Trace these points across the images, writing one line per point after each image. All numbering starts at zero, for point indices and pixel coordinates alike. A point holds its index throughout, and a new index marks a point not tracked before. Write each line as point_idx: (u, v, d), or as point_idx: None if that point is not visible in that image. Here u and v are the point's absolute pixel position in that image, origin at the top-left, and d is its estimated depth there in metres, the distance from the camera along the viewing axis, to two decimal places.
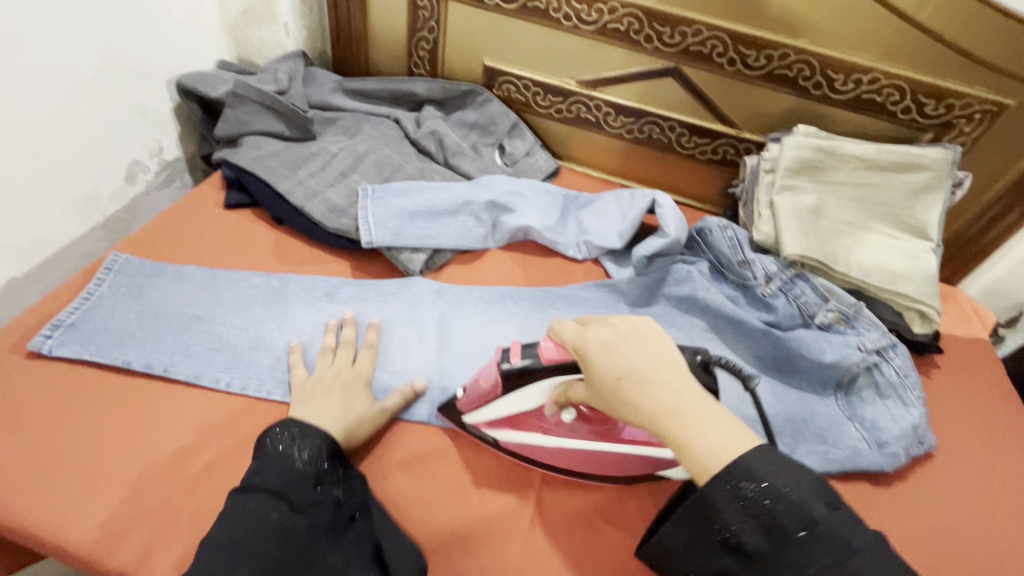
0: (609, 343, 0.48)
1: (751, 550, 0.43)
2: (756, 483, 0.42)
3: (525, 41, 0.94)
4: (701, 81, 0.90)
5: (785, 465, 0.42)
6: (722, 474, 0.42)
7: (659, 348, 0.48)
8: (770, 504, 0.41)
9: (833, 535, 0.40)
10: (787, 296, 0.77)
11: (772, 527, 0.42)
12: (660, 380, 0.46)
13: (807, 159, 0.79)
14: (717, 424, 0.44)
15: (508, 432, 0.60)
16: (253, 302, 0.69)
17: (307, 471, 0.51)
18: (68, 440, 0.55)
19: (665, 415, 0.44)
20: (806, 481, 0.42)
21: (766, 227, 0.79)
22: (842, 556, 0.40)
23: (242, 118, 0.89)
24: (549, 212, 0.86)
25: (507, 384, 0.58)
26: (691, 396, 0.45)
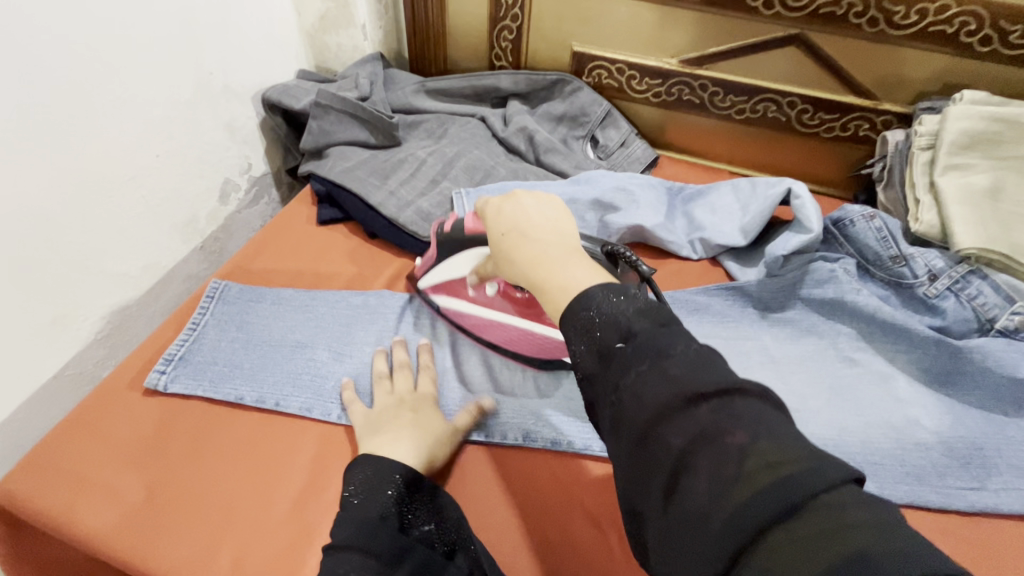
0: (503, 206, 0.48)
1: (587, 375, 0.36)
2: (592, 306, 0.36)
3: (619, 21, 0.85)
4: (832, 47, 0.78)
5: (621, 288, 0.37)
6: (568, 308, 0.38)
7: (549, 215, 0.47)
8: (604, 318, 0.36)
9: (653, 342, 0.34)
10: (958, 296, 0.65)
11: (600, 346, 0.35)
12: (534, 237, 0.44)
13: (980, 130, 0.66)
14: (577, 265, 0.41)
15: (444, 297, 0.67)
16: (356, 326, 0.66)
17: (397, 512, 0.46)
18: (191, 475, 0.54)
19: (528, 265, 0.43)
20: (634, 299, 0.36)
21: (928, 215, 0.67)
22: (657, 360, 0.33)
23: (326, 128, 0.86)
24: (658, 208, 0.78)
25: (441, 250, 0.65)
26: (559, 249, 0.43)
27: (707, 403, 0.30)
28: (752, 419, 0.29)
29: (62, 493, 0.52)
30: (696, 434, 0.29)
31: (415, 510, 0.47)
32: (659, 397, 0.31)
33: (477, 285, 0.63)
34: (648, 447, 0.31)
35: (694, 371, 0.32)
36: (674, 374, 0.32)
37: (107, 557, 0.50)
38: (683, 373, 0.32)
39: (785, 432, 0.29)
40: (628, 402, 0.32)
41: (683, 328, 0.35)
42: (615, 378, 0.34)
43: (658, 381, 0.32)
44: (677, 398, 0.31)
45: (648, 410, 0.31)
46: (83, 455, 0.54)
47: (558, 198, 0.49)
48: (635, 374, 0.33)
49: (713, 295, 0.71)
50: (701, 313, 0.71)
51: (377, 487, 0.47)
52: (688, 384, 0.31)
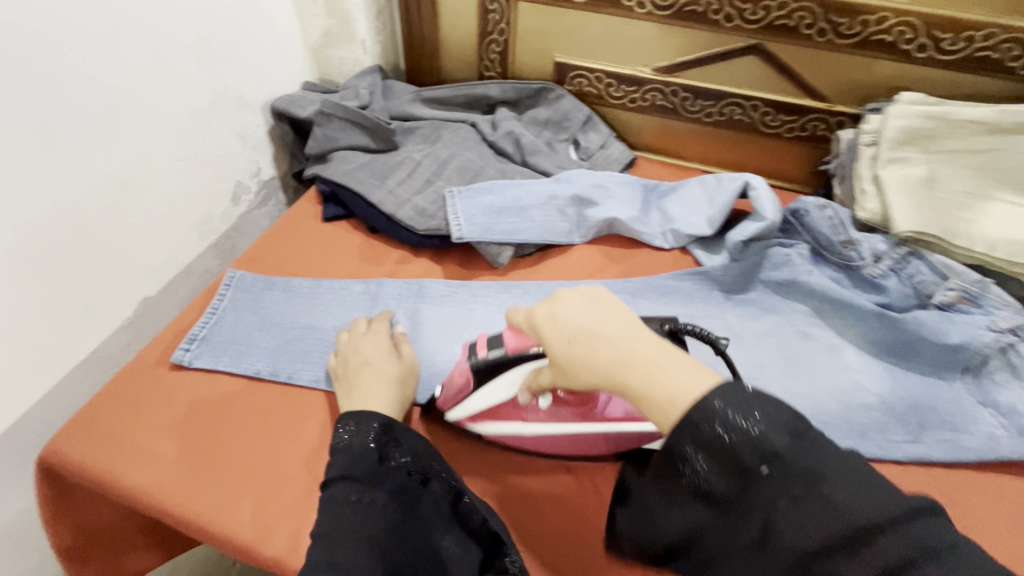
0: (558, 308, 0.48)
1: (715, 489, 0.40)
2: (725, 427, 0.39)
3: (596, 34, 0.94)
4: (787, 56, 0.86)
5: (745, 397, 0.40)
6: (683, 419, 0.41)
7: (608, 305, 0.49)
8: (736, 440, 0.39)
9: (801, 464, 0.38)
10: (899, 275, 0.73)
11: (735, 464, 0.39)
12: (609, 339, 0.46)
13: (916, 127, 0.74)
14: (677, 363, 0.44)
15: (490, 424, 0.63)
16: (358, 309, 0.73)
17: (377, 451, 0.54)
18: (215, 435, 0.61)
19: (616, 364, 0.45)
20: (765, 411, 0.39)
21: (872, 204, 0.75)
22: (813, 484, 0.37)
23: (330, 135, 0.94)
24: (632, 203, 0.85)
25: (478, 376, 0.61)
26: (641, 343, 0.45)
27: (883, 534, 0.35)
28: (928, 543, 0.35)
29: (104, 452, 0.59)
30: (882, 568, 0.34)
31: (392, 446, 0.55)
32: (823, 529, 0.36)
33: (529, 401, 0.60)
34: (816, 567, 0.36)
35: (857, 496, 0.36)
36: (842, 504, 0.36)
37: (144, 505, 0.57)
38: (847, 500, 0.36)
39: (957, 543, 0.35)
40: (785, 528, 0.37)
41: (821, 437, 0.39)
42: (767, 500, 0.38)
43: (820, 511, 0.36)
44: (850, 530, 0.35)
45: (810, 536, 0.36)
46: (119, 421, 0.61)
47: (599, 286, 0.50)
48: (791, 502, 0.37)
49: (682, 280, 0.79)
50: (670, 295, 0.78)
51: (358, 431, 0.54)
52: (858, 512, 0.36)
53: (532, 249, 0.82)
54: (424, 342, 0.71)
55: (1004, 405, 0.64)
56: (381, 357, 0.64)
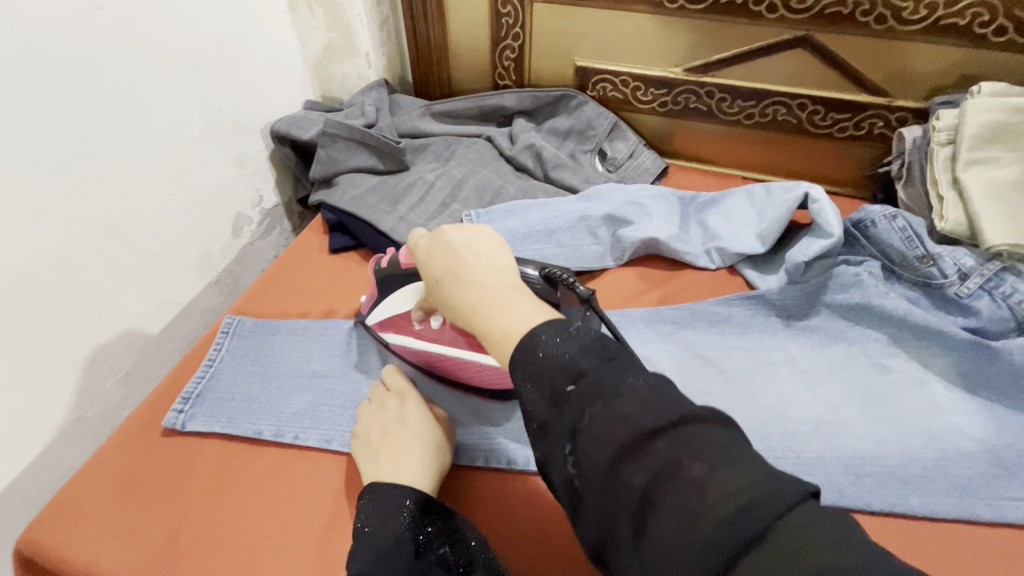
0: (432, 246, 0.48)
1: (540, 423, 0.36)
2: (543, 350, 0.36)
3: (621, 33, 0.85)
4: (841, 47, 0.76)
5: (566, 325, 0.38)
6: (514, 350, 0.38)
7: (484, 250, 0.46)
8: (554, 362, 0.36)
9: (603, 381, 0.34)
10: (993, 295, 0.62)
11: (550, 390, 0.35)
12: (467, 277, 0.44)
13: (1002, 122, 0.64)
14: (524, 305, 0.41)
15: (390, 335, 0.63)
16: (370, 354, 0.65)
17: (412, 538, 0.46)
18: (212, 517, 0.53)
19: (467, 306, 0.43)
20: (585, 338, 0.37)
21: (953, 212, 0.65)
22: (609, 397, 0.33)
23: (335, 157, 0.87)
24: (671, 219, 0.76)
25: (381, 285, 0.63)
26: (490, 288, 0.43)
27: (659, 437, 0.31)
28: (706, 446, 0.30)
29: (85, 543, 0.51)
30: (657, 471, 0.30)
31: (430, 531, 0.47)
32: (617, 435, 0.32)
33: (422, 319, 0.60)
34: (610, 483, 0.31)
35: (644, 404, 0.32)
36: (627, 412, 0.32)
37: None
38: (635, 407, 0.32)
39: (732, 446, 0.30)
40: (586, 444, 0.33)
41: (634, 362, 0.36)
42: (574, 419, 0.34)
43: (609, 420, 0.32)
44: (635, 435, 0.31)
45: (608, 450, 0.32)
46: (109, 496, 0.54)
47: (495, 232, 0.48)
48: (591, 417, 0.33)
49: (734, 305, 0.69)
50: (722, 324, 0.69)
51: (391, 513, 0.47)
52: (638, 420, 0.32)
53: None
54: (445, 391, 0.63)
55: None
56: (411, 413, 0.55)
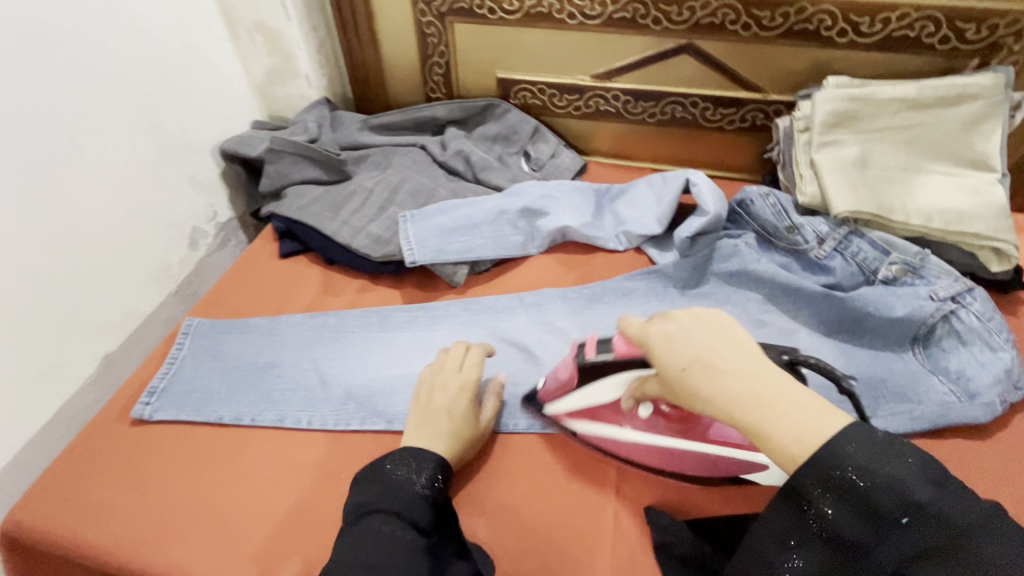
0: (673, 334, 0.45)
1: (846, 538, 0.41)
2: (846, 469, 0.40)
3: (533, 47, 0.95)
4: (718, 51, 0.88)
5: (872, 439, 0.40)
6: (810, 463, 0.40)
7: (724, 338, 0.45)
8: (860, 481, 0.39)
9: (943, 519, 0.38)
10: (844, 255, 0.74)
11: (865, 507, 0.40)
12: (727, 370, 0.43)
13: (843, 110, 0.76)
14: (795, 408, 0.41)
15: (587, 423, 0.61)
16: (316, 342, 0.73)
17: (425, 495, 0.54)
18: (177, 489, 0.61)
19: (736, 406, 0.42)
20: (901, 461, 0.40)
21: (811, 187, 0.77)
22: (935, 519, 0.38)
23: (282, 171, 0.95)
24: (583, 209, 0.87)
25: (580, 376, 0.60)
26: (760, 381, 0.42)
27: (967, 541, 0.38)
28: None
29: (65, 517, 0.59)
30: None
31: (441, 492, 0.55)
32: (944, 566, 0.38)
33: (629, 409, 0.58)
34: None
35: (960, 518, 0.38)
36: (982, 554, 0.37)
37: (106, 564, 0.57)
38: (959, 526, 0.38)
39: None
40: (912, 565, 0.38)
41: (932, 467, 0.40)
42: (897, 546, 0.39)
43: (943, 547, 0.38)
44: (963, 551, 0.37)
45: (934, 567, 0.38)
46: (85, 476, 0.61)
47: (721, 311, 0.47)
48: (925, 549, 0.38)
49: (637, 280, 0.79)
50: (627, 297, 0.79)
51: (417, 471, 0.55)
52: (962, 529, 0.38)
53: (489, 264, 0.82)
54: (384, 368, 0.70)
55: (954, 371, 0.65)
56: (455, 403, 0.62)
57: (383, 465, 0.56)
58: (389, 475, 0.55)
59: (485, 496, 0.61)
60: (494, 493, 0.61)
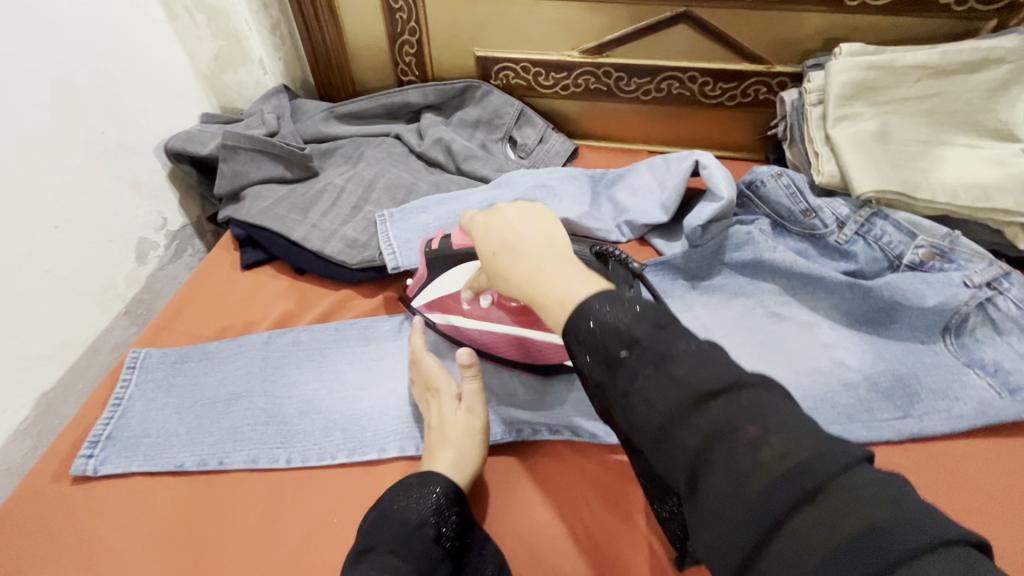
0: (490, 223, 0.49)
1: (598, 383, 0.38)
2: (592, 316, 0.38)
3: (515, 21, 0.86)
4: (718, 20, 0.81)
5: (620, 297, 0.39)
6: (569, 316, 0.40)
7: (531, 227, 0.48)
8: (603, 331, 0.37)
9: (654, 348, 0.35)
10: (866, 239, 0.69)
11: (603, 356, 0.37)
12: (525, 251, 0.46)
13: (860, 80, 0.70)
14: (575, 275, 0.43)
15: (439, 315, 0.65)
16: (293, 365, 0.64)
17: (421, 523, 0.48)
18: (132, 559, 0.51)
19: (521, 280, 0.44)
20: (633, 307, 0.38)
21: (828, 166, 0.71)
22: (660, 361, 0.34)
23: (238, 170, 0.84)
24: (582, 198, 0.79)
25: (430, 267, 0.63)
26: (548, 260, 0.44)
27: (715, 400, 0.32)
28: (756, 409, 0.32)
29: None
30: (709, 432, 0.32)
31: (445, 519, 0.49)
32: (669, 400, 0.33)
33: (472, 299, 0.61)
34: (665, 444, 0.33)
35: (697, 369, 0.33)
36: (681, 374, 0.33)
37: None
38: (689, 372, 0.33)
39: (785, 411, 0.32)
40: (638, 403, 0.34)
41: (686, 330, 0.37)
42: (627, 384, 0.36)
43: (666, 384, 0.33)
44: (689, 399, 0.33)
45: (660, 411, 0.33)
46: (22, 547, 0.52)
47: (542, 205, 0.51)
48: (643, 379, 0.35)
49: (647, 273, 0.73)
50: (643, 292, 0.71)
51: (416, 496, 0.49)
52: (691, 382, 0.33)
53: None
54: (371, 391, 0.62)
55: (991, 364, 0.60)
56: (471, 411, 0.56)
57: (385, 496, 0.50)
58: (391, 508, 0.49)
59: (499, 517, 0.55)
60: (511, 517, 0.55)
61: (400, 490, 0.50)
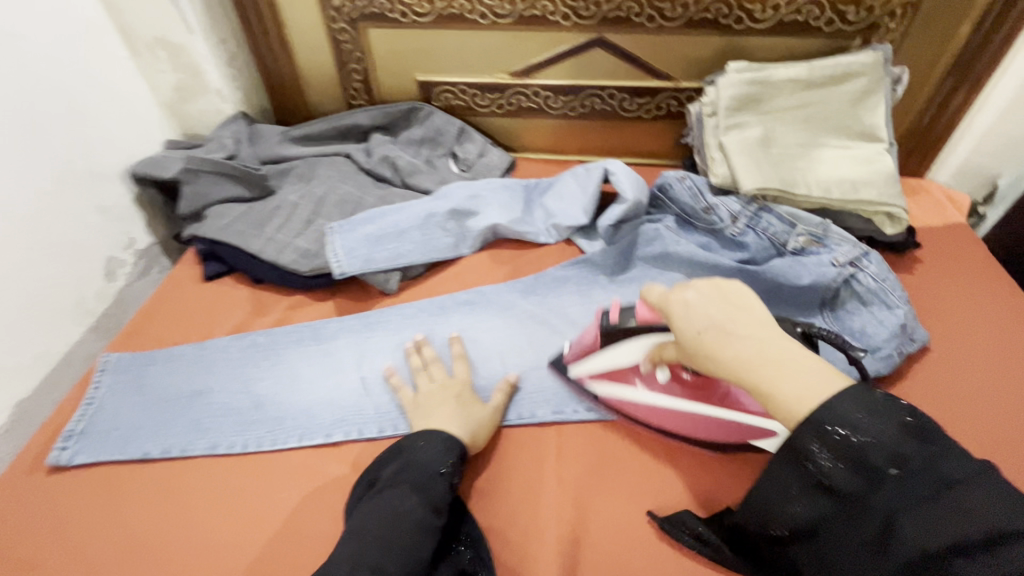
0: (688, 301, 0.47)
1: (842, 491, 0.42)
2: (847, 427, 0.41)
3: (449, 49, 0.95)
4: (628, 43, 0.91)
5: (879, 405, 0.41)
6: (811, 421, 0.41)
7: (750, 305, 0.46)
8: (861, 441, 0.40)
9: (929, 469, 0.39)
10: (756, 230, 0.79)
11: (859, 463, 0.41)
12: (741, 335, 0.44)
13: (744, 94, 0.81)
14: (804, 379, 0.42)
15: (607, 384, 0.67)
16: (249, 363, 0.72)
17: (442, 471, 0.57)
18: (102, 535, 0.58)
19: (742, 367, 0.43)
20: (893, 418, 0.41)
21: (721, 168, 0.81)
22: (945, 488, 0.38)
23: (200, 191, 0.92)
24: (513, 205, 0.88)
25: (606, 338, 0.65)
26: (770, 346, 0.44)
27: (1015, 540, 0.35)
28: None
29: None
30: None
31: (456, 469, 0.58)
32: (944, 531, 0.37)
33: (648, 372, 0.63)
34: (938, 568, 0.37)
35: (988, 504, 0.36)
36: (970, 507, 0.37)
37: None
38: (977, 506, 0.37)
39: None
40: (905, 521, 0.39)
41: (950, 445, 0.40)
42: (893, 504, 0.40)
43: (938, 513, 0.37)
44: (981, 534, 0.36)
45: (934, 538, 0.37)
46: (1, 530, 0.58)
47: (733, 281, 0.48)
48: (916, 505, 0.39)
49: (568, 269, 0.81)
50: (562, 288, 0.80)
51: (437, 448, 0.58)
52: (982, 518, 0.36)
53: (422, 268, 0.82)
54: (319, 382, 0.70)
55: (857, 330, 0.71)
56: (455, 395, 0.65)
57: (403, 444, 0.60)
58: (413, 451, 0.58)
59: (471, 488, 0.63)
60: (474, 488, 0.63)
61: (422, 440, 0.59)
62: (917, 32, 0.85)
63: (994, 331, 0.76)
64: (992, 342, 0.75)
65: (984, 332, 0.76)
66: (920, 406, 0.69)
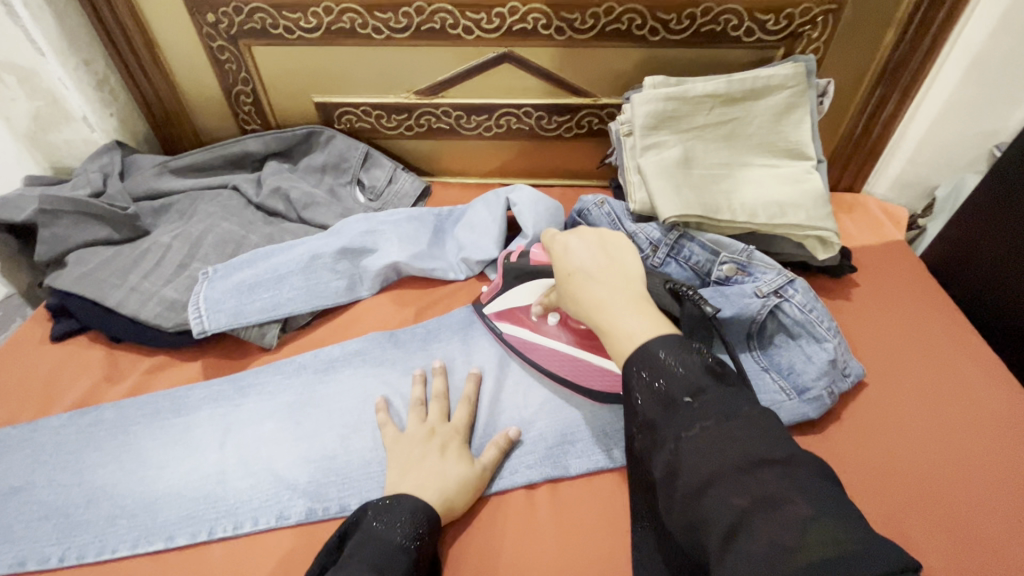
0: (569, 245, 0.56)
1: (649, 423, 0.43)
2: (652, 364, 0.44)
3: (346, 67, 0.86)
4: (539, 58, 0.83)
5: (685, 347, 0.45)
6: (633, 355, 0.45)
7: (614, 256, 0.55)
8: (666, 377, 0.43)
9: (719, 403, 0.41)
10: (677, 260, 0.72)
11: (664, 397, 0.43)
12: (599, 279, 0.52)
13: (661, 111, 0.73)
14: (636, 314, 0.48)
15: (509, 325, 0.68)
16: (86, 447, 0.60)
17: (408, 547, 0.47)
18: None
19: (591, 298, 0.51)
20: (696, 359, 0.44)
21: (640, 194, 0.73)
22: (723, 419, 0.40)
23: (60, 234, 0.79)
24: (417, 239, 0.78)
25: (507, 277, 0.70)
26: (617, 293, 0.50)
27: (771, 469, 0.37)
28: (807, 489, 0.36)
29: None
30: (761, 497, 0.36)
31: (425, 546, 0.49)
32: (722, 458, 0.38)
33: (540, 314, 0.66)
34: (710, 496, 0.37)
35: (758, 439, 0.38)
36: (741, 437, 0.39)
37: None
38: (748, 437, 0.39)
39: (825, 490, 0.36)
40: (689, 449, 0.39)
41: (742, 389, 0.43)
42: (682, 430, 0.41)
43: (720, 439, 0.39)
44: (744, 463, 0.38)
45: (713, 461, 0.38)
46: None
47: (615, 238, 0.57)
48: (701, 429, 0.40)
49: (477, 309, 0.74)
50: (468, 333, 0.71)
51: (403, 520, 0.49)
52: (749, 447, 0.38)
53: (309, 317, 0.72)
54: (168, 468, 0.58)
55: (786, 367, 0.65)
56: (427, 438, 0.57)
57: (365, 512, 0.50)
58: (371, 525, 0.49)
59: None
60: None
61: (387, 510, 0.49)
62: (841, 40, 0.80)
63: (936, 355, 0.71)
64: (932, 367, 0.69)
65: (925, 358, 0.70)
66: (863, 451, 0.62)
